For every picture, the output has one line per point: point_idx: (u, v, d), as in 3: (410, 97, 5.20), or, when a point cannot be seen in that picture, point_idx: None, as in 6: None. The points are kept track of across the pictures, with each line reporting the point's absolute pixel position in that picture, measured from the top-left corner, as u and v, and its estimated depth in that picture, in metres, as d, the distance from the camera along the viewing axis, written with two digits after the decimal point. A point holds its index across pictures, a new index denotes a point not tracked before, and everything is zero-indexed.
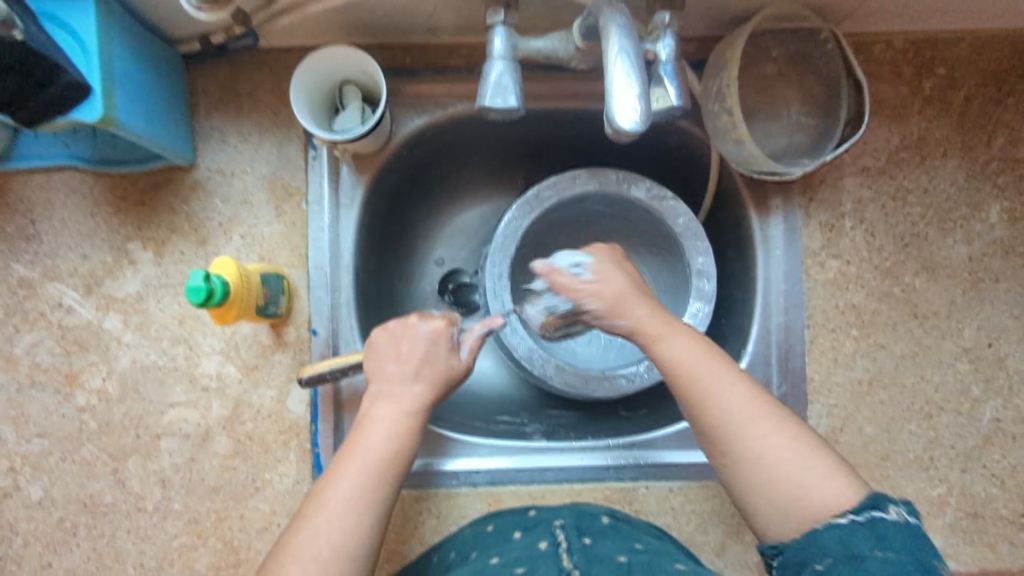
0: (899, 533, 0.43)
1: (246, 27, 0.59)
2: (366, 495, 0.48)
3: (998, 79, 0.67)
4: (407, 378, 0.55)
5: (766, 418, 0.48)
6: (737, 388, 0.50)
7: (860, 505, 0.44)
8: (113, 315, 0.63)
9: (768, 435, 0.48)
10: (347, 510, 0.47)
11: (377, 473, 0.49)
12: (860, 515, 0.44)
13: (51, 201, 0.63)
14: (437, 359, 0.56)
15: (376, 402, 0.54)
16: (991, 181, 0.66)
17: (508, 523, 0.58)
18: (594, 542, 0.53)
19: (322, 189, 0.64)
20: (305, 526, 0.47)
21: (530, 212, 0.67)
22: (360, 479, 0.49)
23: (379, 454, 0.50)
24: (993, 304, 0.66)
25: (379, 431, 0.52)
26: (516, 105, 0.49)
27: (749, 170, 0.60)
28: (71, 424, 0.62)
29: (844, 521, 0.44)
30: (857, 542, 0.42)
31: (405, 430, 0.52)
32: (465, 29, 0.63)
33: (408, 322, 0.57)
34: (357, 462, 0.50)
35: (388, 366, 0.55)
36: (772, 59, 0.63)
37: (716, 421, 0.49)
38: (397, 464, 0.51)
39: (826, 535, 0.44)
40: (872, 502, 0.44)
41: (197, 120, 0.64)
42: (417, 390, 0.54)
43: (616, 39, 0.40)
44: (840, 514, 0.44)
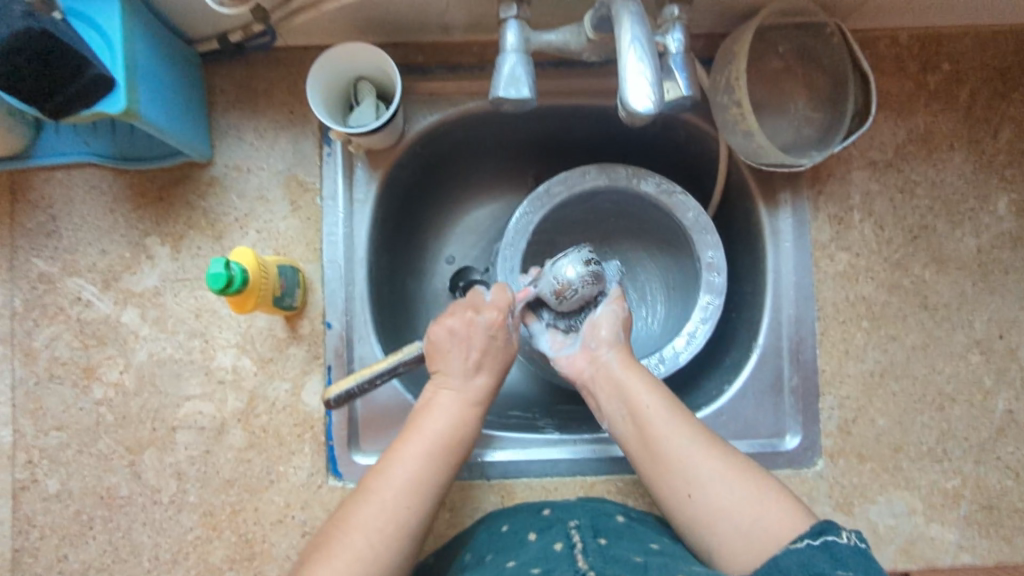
0: (855, 555, 0.45)
1: (264, 23, 0.60)
2: (429, 475, 0.51)
3: (1004, 73, 0.67)
4: (470, 370, 0.56)
5: (717, 449, 0.53)
6: (681, 424, 0.54)
7: (813, 531, 0.47)
8: (131, 309, 0.64)
9: (723, 464, 0.52)
10: (412, 490, 0.50)
11: (439, 456, 0.52)
12: (815, 540, 0.46)
13: (71, 197, 0.64)
14: (496, 351, 0.57)
15: (439, 390, 0.55)
16: (998, 174, 0.67)
17: (524, 523, 0.58)
18: (611, 542, 0.53)
19: (336, 184, 0.65)
20: (369, 499, 0.49)
21: (541, 207, 0.68)
22: (424, 460, 0.51)
23: (444, 438, 0.53)
24: (1004, 295, 0.66)
25: (442, 417, 0.54)
26: (529, 97, 0.50)
27: (758, 161, 0.61)
28: (88, 417, 0.63)
29: (801, 545, 0.46)
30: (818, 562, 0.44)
31: (469, 419, 0.54)
32: (477, 28, 0.64)
33: (469, 315, 0.57)
34: (421, 444, 0.52)
35: (453, 358, 0.56)
36: (779, 54, 0.64)
37: (674, 451, 0.53)
38: (457, 450, 0.53)
39: (788, 561, 0.45)
40: (824, 528, 0.47)
41: (215, 117, 0.65)
42: (479, 382, 0.56)
43: (629, 28, 0.41)
44: (798, 540, 0.47)
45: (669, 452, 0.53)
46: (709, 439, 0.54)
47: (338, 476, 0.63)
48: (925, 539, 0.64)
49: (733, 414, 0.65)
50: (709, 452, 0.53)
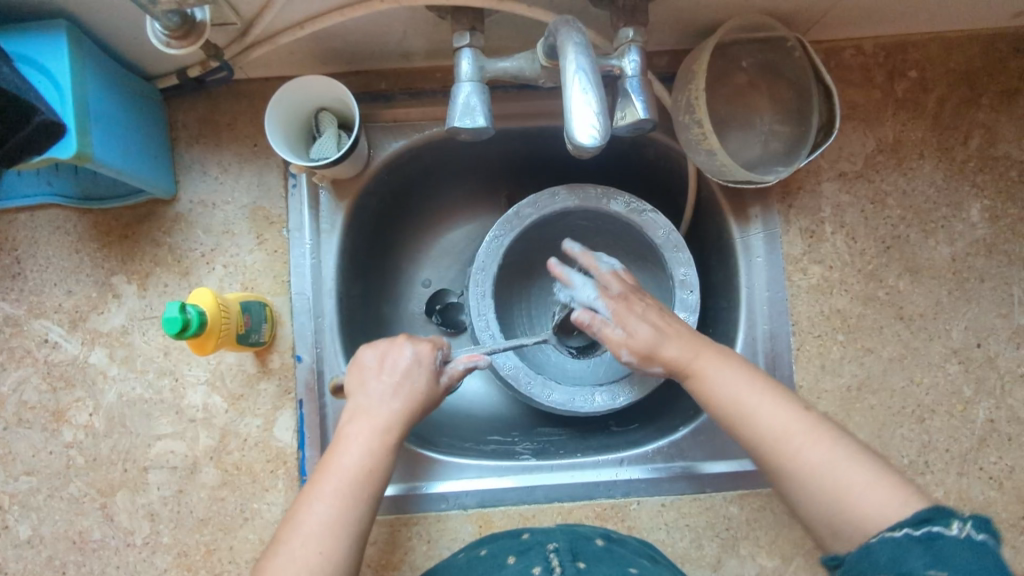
0: (960, 548, 0.40)
1: (218, 60, 0.58)
2: (340, 514, 0.49)
3: (972, 79, 0.67)
4: (385, 396, 0.54)
5: (810, 431, 0.49)
6: (776, 406, 0.50)
7: (917, 519, 0.42)
8: (99, 349, 0.63)
9: (814, 447, 0.48)
10: (317, 537, 0.48)
11: (351, 494, 0.50)
12: (915, 530, 0.42)
13: (35, 238, 0.64)
14: (418, 377, 0.56)
15: (352, 419, 0.54)
16: (970, 181, 0.66)
17: (502, 548, 0.57)
18: (590, 566, 0.52)
19: (302, 216, 0.64)
20: (279, 551, 0.48)
21: (512, 230, 0.67)
22: (335, 500, 0.50)
23: (354, 473, 0.51)
24: (980, 303, 0.66)
25: (354, 450, 0.52)
26: (485, 125, 0.50)
27: (724, 179, 0.60)
28: (58, 460, 0.62)
29: (897, 535, 0.42)
30: (908, 555, 0.41)
31: (381, 449, 0.52)
32: (437, 53, 0.64)
33: (392, 343, 0.57)
34: (332, 483, 0.50)
35: (371, 381, 0.55)
36: (742, 69, 0.64)
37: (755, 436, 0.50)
38: (371, 483, 0.51)
39: (879, 549, 0.42)
40: (931, 516, 0.42)
41: (178, 152, 0.64)
42: (394, 408, 0.54)
43: (574, 57, 0.40)
44: (895, 528, 0.43)
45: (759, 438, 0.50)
46: (805, 420, 0.50)
47: None
48: None
49: (709, 434, 0.65)
50: (806, 436, 0.49)
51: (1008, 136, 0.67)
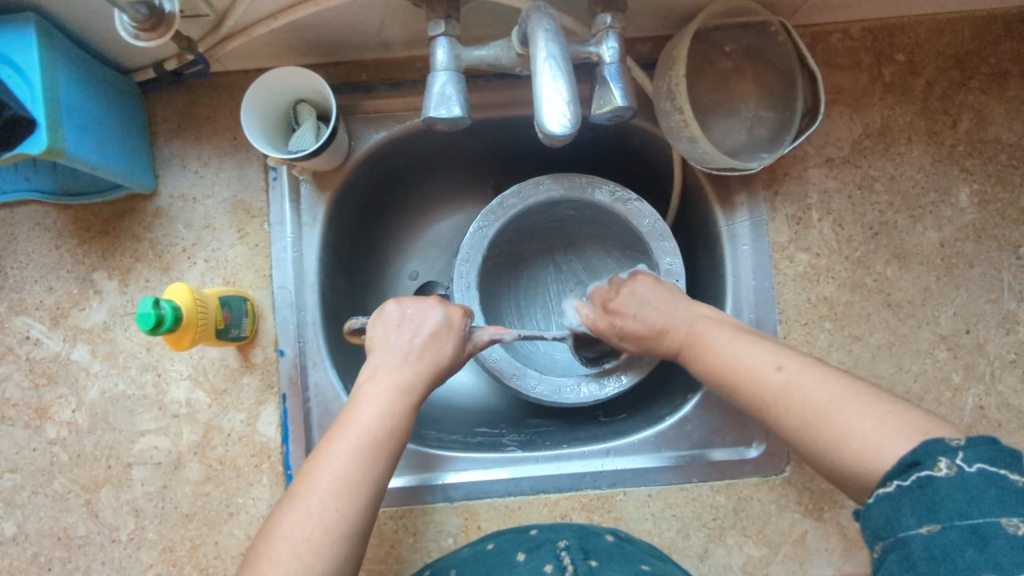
0: (953, 492, 0.34)
1: (193, 52, 0.58)
2: (357, 471, 0.47)
3: (960, 62, 0.66)
4: (407, 358, 0.54)
5: (802, 373, 0.45)
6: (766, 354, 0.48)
7: (902, 465, 0.37)
8: (81, 345, 0.63)
9: (809, 386, 0.44)
10: (336, 493, 0.46)
11: (371, 452, 0.49)
12: (906, 480, 0.36)
13: (15, 235, 0.64)
14: (443, 339, 0.56)
15: (372, 377, 0.53)
16: (959, 165, 0.66)
17: (510, 544, 0.57)
18: (601, 564, 0.52)
19: (283, 209, 0.64)
20: (296, 506, 0.46)
21: (496, 221, 0.67)
22: (351, 455, 0.48)
23: (374, 430, 0.50)
24: (968, 289, 0.65)
25: (373, 408, 0.51)
26: (461, 115, 0.49)
27: (707, 166, 0.59)
28: (42, 457, 0.62)
29: (890, 489, 0.37)
30: (902, 517, 0.36)
31: (403, 409, 0.52)
32: (417, 43, 0.63)
33: (415, 303, 0.57)
34: (350, 439, 0.49)
35: (392, 342, 0.55)
36: (726, 55, 0.63)
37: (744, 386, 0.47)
38: (391, 441, 0.50)
39: (876, 513, 0.37)
40: (918, 460, 0.36)
41: (158, 147, 0.64)
42: (415, 367, 0.54)
43: (544, 45, 0.40)
44: (886, 480, 0.37)
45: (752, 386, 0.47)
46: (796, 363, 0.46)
47: None
48: None
49: (696, 423, 0.65)
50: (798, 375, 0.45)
51: (998, 119, 0.66)
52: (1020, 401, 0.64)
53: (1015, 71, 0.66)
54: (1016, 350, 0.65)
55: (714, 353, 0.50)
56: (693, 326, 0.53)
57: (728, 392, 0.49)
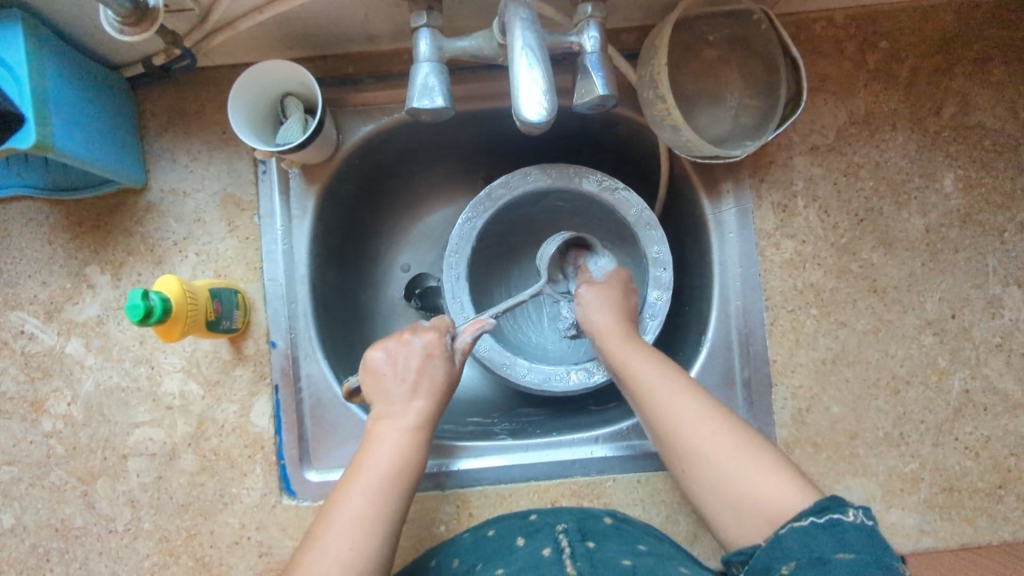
0: (858, 532, 0.44)
1: (179, 47, 0.58)
2: (372, 511, 0.51)
3: (944, 48, 0.66)
4: (408, 394, 0.57)
5: (711, 421, 0.53)
6: (685, 397, 0.54)
7: (815, 507, 0.46)
8: (75, 339, 0.64)
9: (716, 437, 0.52)
10: (353, 532, 0.49)
11: (383, 490, 0.52)
12: (819, 517, 0.45)
13: (8, 231, 0.64)
14: (433, 368, 0.58)
15: (380, 419, 0.56)
16: (943, 152, 0.66)
17: (511, 529, 0.58)
18: (599, 545, 0.53)
19: (273, 202, 0.64)
20: (315, 546, 0.49)
21: (484, 212, 0.67)
22: (366, 495, 0.51)
23: (384, 470, 0.53)
24: (953, 274, 0.66)
25: (384, 448, 0.54)
26: (444, 106, 0.50)
27: (691, 154, 0.60)
28: (39, 450, 0.63)
29: (805, 524, 0.45)
30: (818, 546, 0.44)
31: (411, 446, 0.55)
32: (403, 35, 0.63)
33: (406, 336, 0.60)
34: (365, 480, 0.52)
35: (390, 380, 0.57)
36: (710, 43, 0.64)
37: (662, 421, 0.54)
38: (402, 479, 0.53)
39: (790, 541, 0.45)
40: (829, 505, 0.46)
41: (148, 142, 0.64)
42: (418, 403, 0.56)
43: (521, 36, 0.40)
44: (801, 517, 0.46)
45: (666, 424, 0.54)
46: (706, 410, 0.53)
47: (291, 495, 0.63)
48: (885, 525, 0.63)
49: None
50: (709, 424, 0.52)
51: (982, 105, 0.66)
52: (1005, 384, 0.65)
53: (999, 57, 0.66)
54: (1001, 334, 0.65)
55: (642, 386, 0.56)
56: (629, 359, 0.57)
57: (651, 422, 0.55)
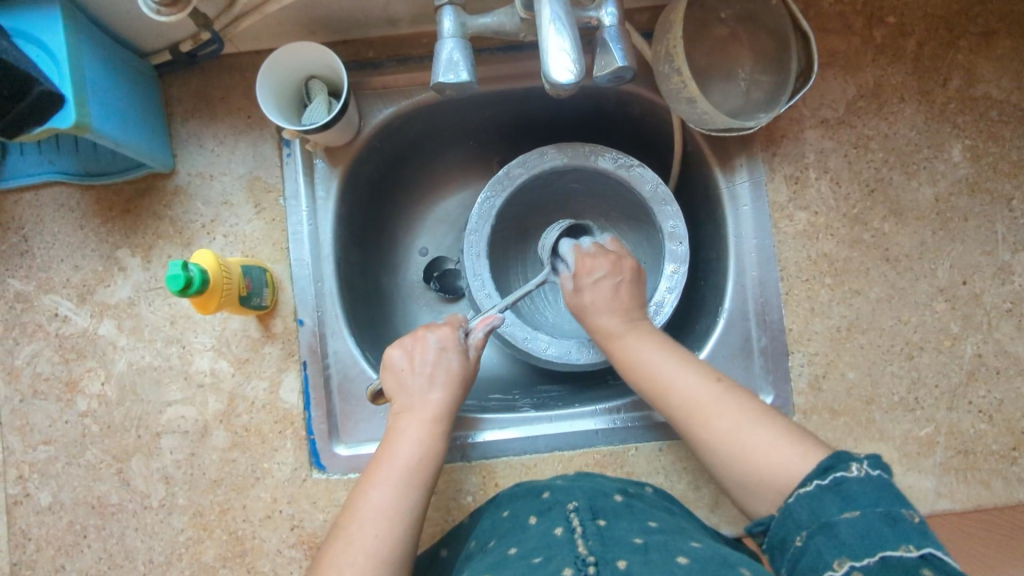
0: (863, 487, 0.44)
1: (209, 30, 0.60)
2: (396, 501, 0.52)
3: (950, 22, 0.68)
4: (424, 389, 0.58)
5: (724, 401, 0.53)
6: (690, 375, 0.56)
7: (820, 469, 0.46)
8: (107, 321, 0.65)
9: (726, 416, 0.52)
10: (376, 523, 0.51)
11: (403, 481, 0.53)
12: (824, 479, 0.45)
13: (41, 216, 0.66)
14: (449, 363, 0.59)
15: (400, 414, 0.58)
16: (951, 123, 0.67)
17: (524, 508, 0.58)
18: (610, 524, 0.52)
19: (298, 184, 0.66)
20: (342, 536, 0.51)
21: (503, 191, 0.69)
22: (390, 487, 0.53)
23: (403, 463, 0.54)
24: (964, 242, 0.67)
25: (406, 442, 0.56)
26: (469, 80, 0.51)
27: (706, 127, 0.62)
28: (74, 429, 0.65)
29: (811, 488, 0.46)
30: (826, 508, 0.44)
31: (429, 439, 0.56)
32: (422, 18, 0.65)
33: (418, 333, 0.61)
34: (388, 472, 0.54)
35: (407, 377, 0.59)
36: (722, 21, 0.65)
37: (674, 405, 0.55)
38: (422, 471, 0.54)
39: (798, 508, 0.45)
40: (832, 464, 0.46)
41: (175, 127, 0.66)
42: (435, 398, 0.58)
43: (548, 3, 0.42)
44: (806, 481, 0.46)
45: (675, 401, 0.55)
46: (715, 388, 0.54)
47: (321, 469, 0.64)
48: (903, 487, 0.64)
49: None
50: (713, 402, 0.53)
51: (987, 77, 0.68)
52: (1017, 348, 0.66)
53: (1003, 30, 0.68)
54: (1011, 299, 0.67)
55: (647, 372, 0.57)
56: (638, 352, 0.58)
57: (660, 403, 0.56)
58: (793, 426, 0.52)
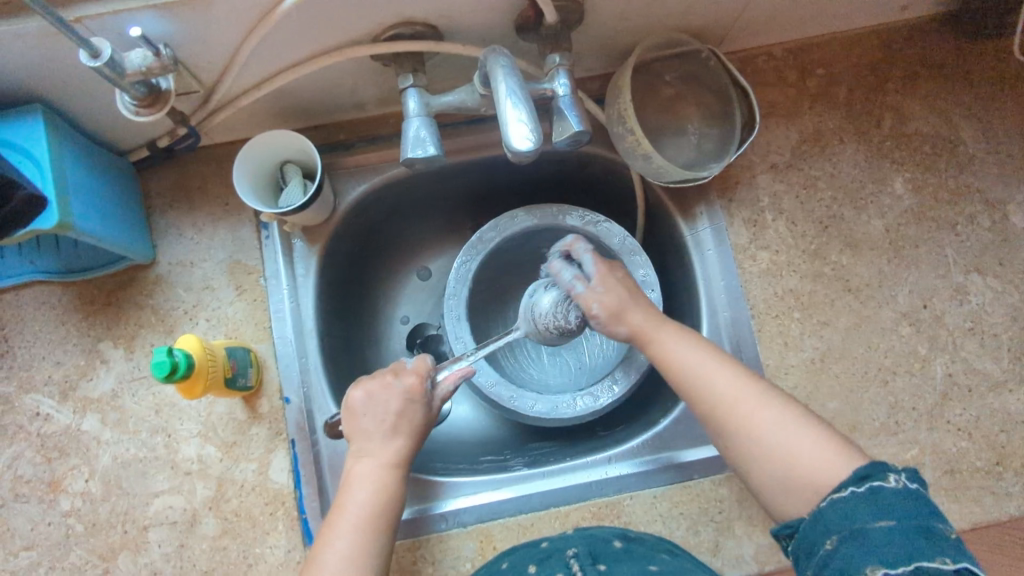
0: (898, 497, 0.45)
1: (185, 126, 0.63)
2: (360, 548, 0.53)
3: (874, 68, 0.74)
4: (386, 434, 0.58)
5: (762, 401, 0.53)
6: (725, 372, 0.55)
7: (857, 476, 0.47)
8: (91, 416, 0.65)
9: (762, 417, 0.52)
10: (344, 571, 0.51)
11: (368, 526, 0.54)
12: (859, 486, 0.46)
13: (21, 316, 0.66)
14: (415, 413, 0.58)
15: (357, 456, 0.57)
16: (889, 159, 0.72)
17: (522, 558, 0.59)
18: (610, 568, 0.55)
19: (277, 264, 0.68)
20: None
21: (477, 254, 0.71)
22: (355, 533, 0.53)
23: (366, 506, 0.55)
24: (919, 268, 0.71)
25: (363, 487, 0.56)
26: (436, 153, 0.54)
27: (663, 180, 0.65)
28: (57, 531, 0.63)
29: (846, 494, 0.46)
30: (859, 514, 0.45)
31: (391, 482, 0.57)
32: (388, 100, 0.69)
33: (389, 379, 0.59)
34: (346, 518, 0.54)
35: (366, 423, 0.58)
36: (667, 83, 0.70)
37: (710, 403, 0.54)
38: (385, 513, 0.55)
39: (831, 512, 0.46)
40: (869, 473, 0.47)
41: (154, 219, 0.68)
42: (396, 445, 0.58)
43: (504, 80, 0.47)
44: (840, 487, 0.47)
45: (708, 399, 0.54)
46: (751, 389, 0.54)
47: None
48: None
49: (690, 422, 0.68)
50: (749, 401, 0.53)
51: (916, 115, 0.73)
52: (985, 364, 0.68)
53: (924, 72, 0.74)
54: (971, 318, 0.69)
55: (682, 367, 0.56)
56: (669, 343, 0.57)
57: (691, 400, 0.55)
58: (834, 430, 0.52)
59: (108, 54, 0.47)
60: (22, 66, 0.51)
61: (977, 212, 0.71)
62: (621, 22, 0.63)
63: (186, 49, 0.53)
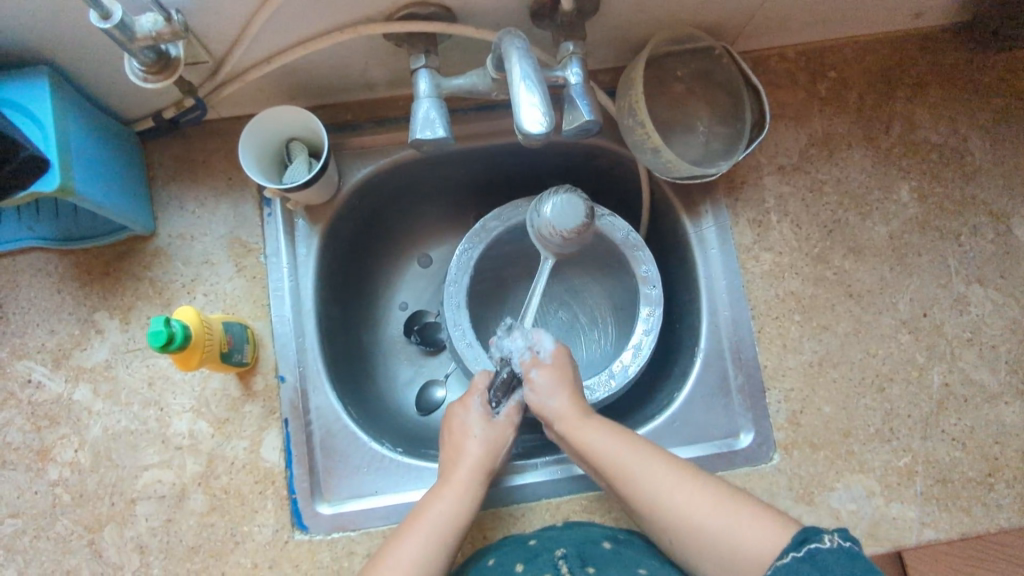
0: (839, 555, 0.47)
1: (193, 96, 0.63)
2: (427, 550, 0.55)
3: (886, 75, 0.74)
4: (478, 442, 0.61)
5: (686, 484, 0.55)
6: (651, 461, 0.57)
7: (796, 541, 0.49)
8: (83, 385, 0.64)
9: (687, 502, 0.54)
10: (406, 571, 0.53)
11: (439, 531, 0.56)
12: (799, 551, 0.48)
13: (17, 283, 0.66)
14: (500, 425, 0.62)
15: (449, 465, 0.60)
16: (896, 166, 0.72)
17: (509, 555, 0.59)
18: (599, 572, 0.55)
19: (278, 241, 0.67)
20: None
21: (480, 242, 0.71)
22: (422, 538, 0.55)
23: (443, 513, 0.57)
24: (921, 276, 0.71)
25: (443, 494, 0.58)
26: (445, 136, 0.54)
27: (671, 175, 0.65)
28: (44, 500, 0.62)
29: (787, 561, 0.48)
30: None
31: (471, 492, 0.59)
32: (398, 83, 0.69)
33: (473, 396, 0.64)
34: (421, 523, 0.56)
35: (462, 431, 0.62)
36: (679, 79, 0.70)
37: (640, 501, 0.56)
38: (459, 521, 0.57)
39: None
40: (806, 536, 0.49)
41: (156, 190, 0.67)
42: (480, 453, 0.60)
43: (519, 63, 0.46)
44: (783, 555, 0.49)
45: (638, 499, 0.56)
46: (674, 473, 0.56)
47: (303, 529, 0.62)
48: (887, 519, 0.65)
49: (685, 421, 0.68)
50: (676, 488, 0.55)
51: (925, 124, 0.73)
52: (982, 376, 0.68)
53: (934, 81, 0.74)
54: (971, 329, 0.69)
55: (610, 464, 0.58)
56: (591, 440, 0.59)
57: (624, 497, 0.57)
58: (767, 507, 0.54)
59: (119, 16, 0.46)
60: (28, 25, 0.50)
61: (981, 223, 0.71)
62: (636, 14, 0.63)
63: (196, 17, 0.53)
